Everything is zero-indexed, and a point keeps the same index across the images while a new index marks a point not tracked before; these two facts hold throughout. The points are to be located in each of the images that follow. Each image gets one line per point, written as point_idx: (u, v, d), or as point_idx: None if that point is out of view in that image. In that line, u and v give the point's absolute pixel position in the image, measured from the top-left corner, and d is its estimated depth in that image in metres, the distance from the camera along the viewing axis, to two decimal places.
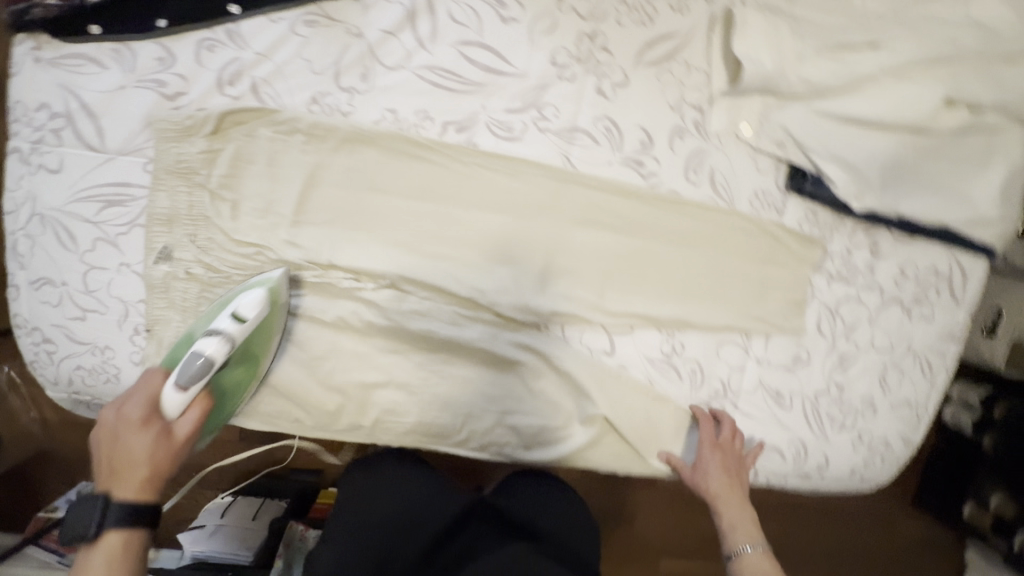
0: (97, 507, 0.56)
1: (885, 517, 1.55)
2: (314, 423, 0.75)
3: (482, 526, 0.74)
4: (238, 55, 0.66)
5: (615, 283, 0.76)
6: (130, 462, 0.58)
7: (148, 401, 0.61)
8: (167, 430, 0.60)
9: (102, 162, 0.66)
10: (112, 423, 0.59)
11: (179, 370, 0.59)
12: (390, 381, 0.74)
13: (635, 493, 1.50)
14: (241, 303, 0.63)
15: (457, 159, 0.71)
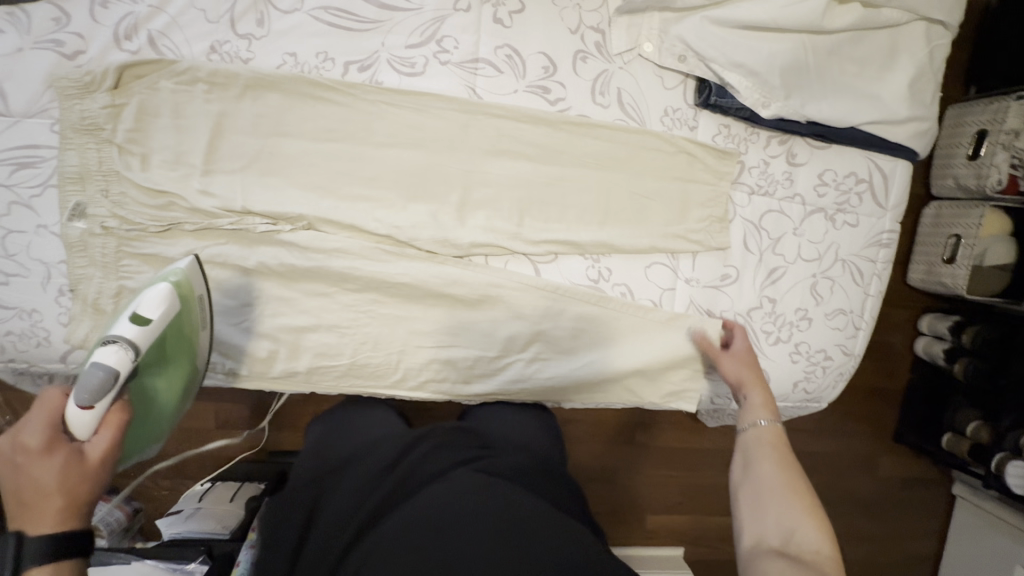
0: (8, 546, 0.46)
1: (882, 449, 1.50)
2: (250, 373, 0.75)
3: (435, 444, 0.68)
4: (133, 9, 0.67)
5: (535, 212, 0.77)
6: (35, 495, 0.49)
7: (48, 426, 0.53)
8: (80, 451, 0.53)
9: (9, 125, 0.67)
10: (5, 458, 0.51)
11: (79, 388, 0.54)
12: (319, 325, 0.74)
13: (615, 453, 1.50)
14: (144, 305, 0.61)
15: (363, 97, 0.72)
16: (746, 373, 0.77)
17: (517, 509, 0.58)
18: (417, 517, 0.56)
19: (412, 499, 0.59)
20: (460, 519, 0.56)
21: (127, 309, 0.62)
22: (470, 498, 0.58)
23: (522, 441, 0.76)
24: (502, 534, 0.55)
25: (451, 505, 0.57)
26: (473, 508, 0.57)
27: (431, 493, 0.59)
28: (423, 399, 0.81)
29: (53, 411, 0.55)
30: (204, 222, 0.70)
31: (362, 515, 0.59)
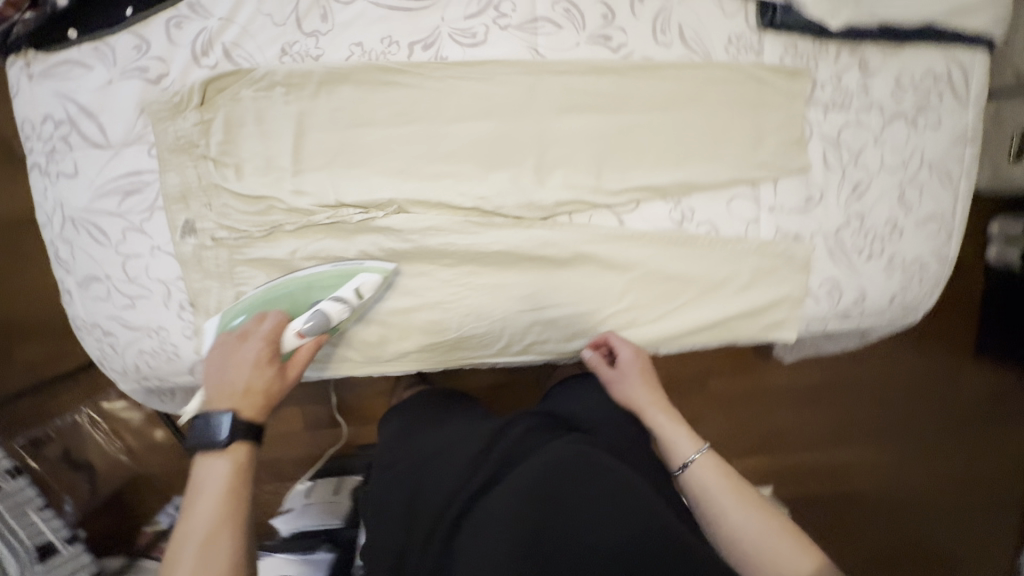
0: (222, 428, 0.61)
1: (959, 368, 1.54)
2: (364, 360, 0.79)
3: (526, 424, 0.71)
4: (205, 25, 0.70)
5: (613, 161, 0.77)
6: (249, 390, 0.64)
7: (269, 343, 0.66)
8: (284, 367, 0.68)
9: (112, 156, 0.71)
10: (241, 352, 0.66)
11: (306, 323, 0.68)
12: (424, 305, 0.77)
13: (693, 403, 1.50)
14: (366, 284, 0.71)
15: (431, 75, 0.73)
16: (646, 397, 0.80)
17: (611, 482, 0.60)
18: (519, 491, 0.59)
19: (511, 473, 0.62)
20: (558, 490, 0.60)
21: (347, 283, 0.71)
22: (566, 473, 0.61)
23: (600, 421, 0.77)
24: (601, 505, 0.59)
25: (551, 480, 0.60)
26: (571, 485, 0.61)
27: (530, 466, 0.61)
28: (525, 359, 0.85)
29: (269, 331, 0.67)
30: (303, 220, 0.73)
31: (468, 492, 0.63)
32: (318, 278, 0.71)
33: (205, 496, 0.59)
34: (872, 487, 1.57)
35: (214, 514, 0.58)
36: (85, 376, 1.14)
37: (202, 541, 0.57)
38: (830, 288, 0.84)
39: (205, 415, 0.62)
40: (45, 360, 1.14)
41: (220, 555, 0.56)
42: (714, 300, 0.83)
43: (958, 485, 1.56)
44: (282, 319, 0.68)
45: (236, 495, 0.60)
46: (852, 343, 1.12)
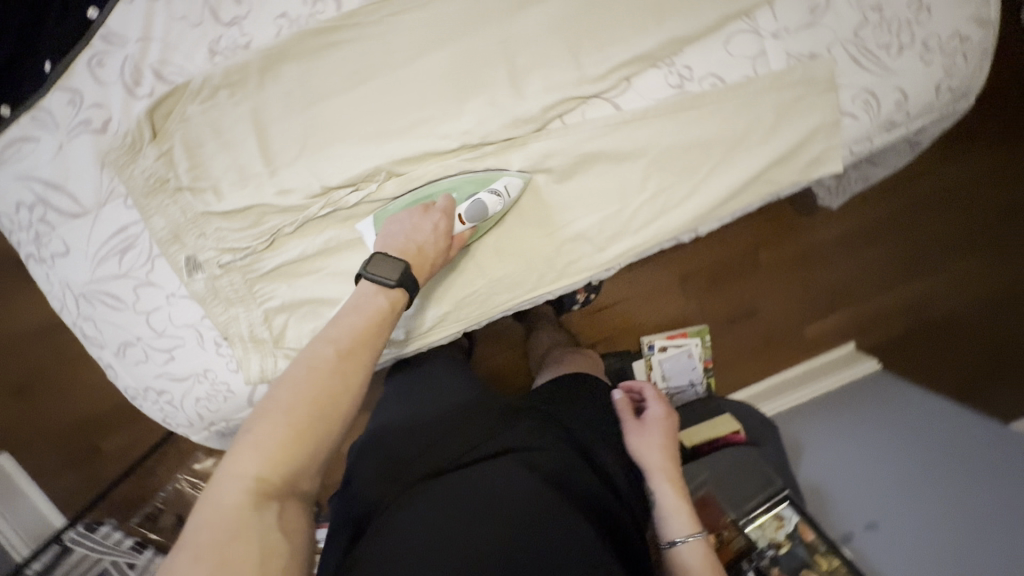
0: (399, 269, 0.58)
1: (989, 182, 1.48)
2: (410, 334, 0.76)
3: (529, 420, 0.74)
4: (125, 52, 0.66)
5: (587, 45, 0.70)
6: (424, 251, 0.62)
7: (445, 216, 0.65)
8: (451, 243, 0.66)
9: (94, 220, 0.69)
10: (425, 216, 0.65)
11: (467, 207, 0.67)
12: (540, 210, 0.73)
13: (748, 283, 1.44)
14: (513, 185, 0.69)
15: (369, 21, 0.68)
16: (655, 458, 0.80)
17: (570, 521, 0.60)
18: (481, 488, 0.62)
19: (485, 468, 0.65)
20: (516, 509, 0.60)
21: (495, 181, 0.69)
22: (530, 495, 0.61)
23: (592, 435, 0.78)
24: (548, 533, 0.58)
25: (515, 496, 0.61)
26: (535, 510, 0.60)
27: (501, 476, 0.63)
28: (568, 288, 0.80)
29: (447, 205, 0.66)
30: (300, 218, 0.70)
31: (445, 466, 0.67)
32: (461, 183, 0.69)
33: (353, 312, 0.55)
34: (905, 324, 1.53)
35: (358, 331, 0.54)
36: (168, 444, 1.18)
37: (343, 350, 0.52)
38: (865, 99, 0.75)
39: (384, 252, 0.60)
40: (129, 441, 1.18)
41: (354, 373, 0.52)
42: (743, 158, 0.75)
43: (995, 304, 1.52)
44: (447, 203, 0.66)
45: (374, 331, 0.55)
46: (902, 159, 1.02)
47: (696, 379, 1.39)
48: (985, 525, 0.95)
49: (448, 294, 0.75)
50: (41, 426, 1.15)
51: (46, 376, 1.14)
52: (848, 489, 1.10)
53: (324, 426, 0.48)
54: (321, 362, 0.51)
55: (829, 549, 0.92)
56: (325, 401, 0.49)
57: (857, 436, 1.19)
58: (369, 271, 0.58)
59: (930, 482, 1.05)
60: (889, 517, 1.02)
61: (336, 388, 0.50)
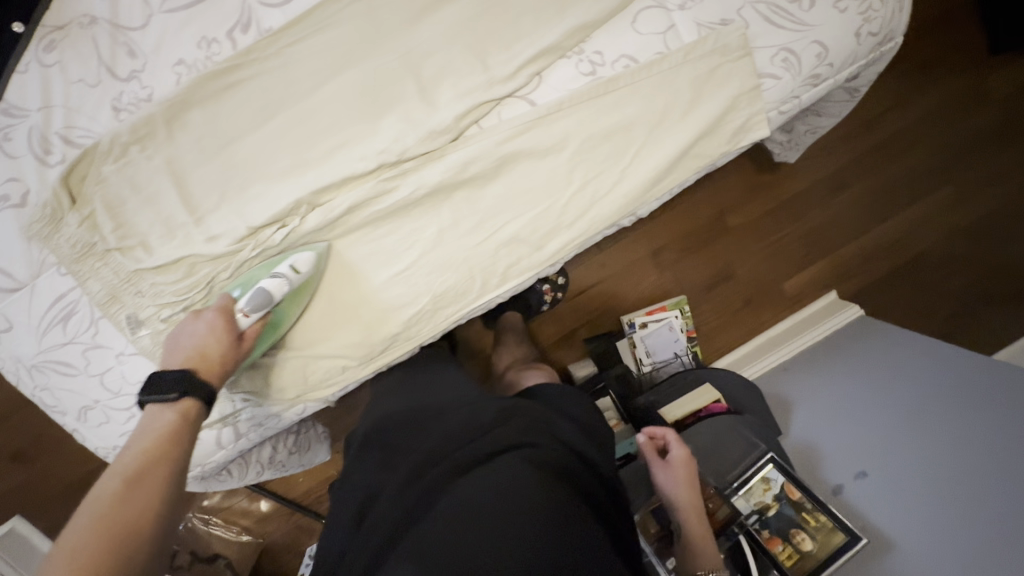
0: (176, 383, 0.58)
1: (951, 109, 1.45)
2: (355, 362, 0.76)
3: (523, 420, 0.65)
4: (30, 123, 0.67)
5: (491, 45, 0.69)
6: (203, 361, 0.61)
7: (221, 316, 0.63)
8: (240, 340, 0.64)
9: (31, 292, 0.70)
10: (200, 324, 0.63)
11: (248, 299, 0.63)
12: (352, 277, 0.73)
13: (723, 246, 1.41)
14: (301, 261, 0.67)
15: (268, 55, 0.68)
16: (686, 495, 0.88)
17: (583, 525, 0.54)
18: (493, 487, 0.55)
19: (485, 475, 0.57)
20: (536, 511, 0.53)
21: (281, 263, 0.67)
22: (538, 493, 0.55)
23: (574, 426, 0.71)
24: (565, 535, 0.52)
25: (529, 500, 0.54)
26: (548, 517, 0.53)
27: (510, 476, 0.56)
28: (514, 289, 0.79)
29: (224, 304, 0.64)
30: (232, 263, 0.69)
31: (448, 464, 0.60)
32: (253, 273, 0.68)
33: (144, 434, 0.56)
34: (896, 262, 1.48)
35: (151, 451, 0.54)
36: None
37: (130, 477, 0.52)
38: (785, 57, 0.74)
39: (161, 372, 0.59)
40: None
41: (145, 490, 0.51)
42: (668, 134, 0.74)
43: (979, 230, 1.49)
44: (228, 300, 0.65)
45: (164, 446, 0.55)
46: (845, 108, 1.00)
47: (680, 352, 1.32)
48: (979, 455, 0.88)
49: (273, 379, 0.75)
50: (42, 488, 1.17)
51: (40, 438, 1.16)
52: (846, 441, 1.04)
53: (112, 554, 0.46)
54: (106, 495, 0.50)
55: (814, 506, 0.93)
56: (111, 532, 0.48)
57: (872, 385, 1.11)
58: (147, 397, 0.57)
59: (919, 420, 0.99)
60: (880, 464, 0.97)
61: (122, 516, 0.49)
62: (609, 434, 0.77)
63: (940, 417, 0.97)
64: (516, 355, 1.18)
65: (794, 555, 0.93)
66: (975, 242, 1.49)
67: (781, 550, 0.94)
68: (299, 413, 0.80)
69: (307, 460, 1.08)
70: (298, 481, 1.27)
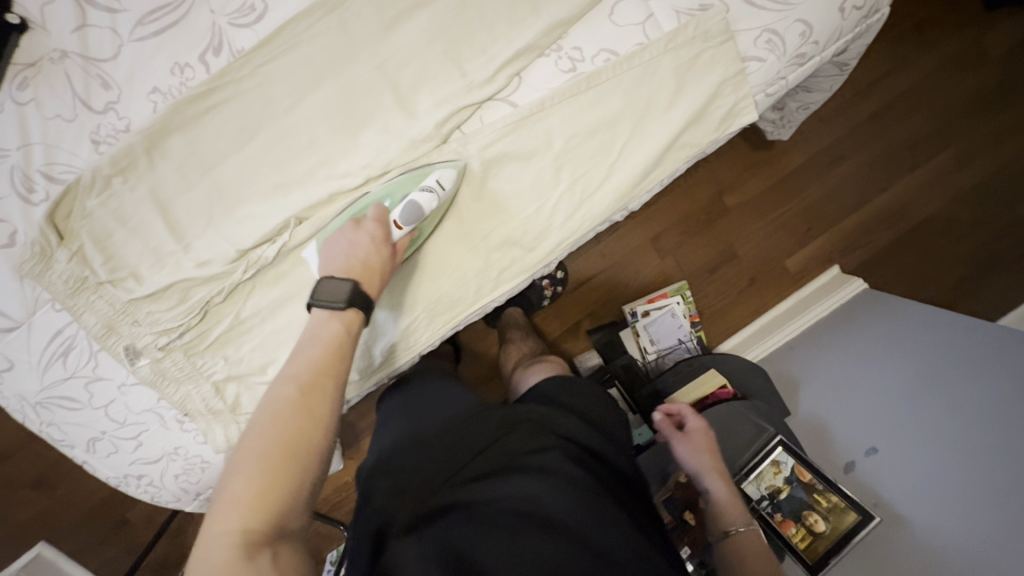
0: (347, 289, 0.57)
1: (947, 70, 1.42)
2: (462, 301, 0.76)
3: (531, 424, 0.65)
4: (11, 163, 0.67)
5: (466, 49, 0.68)
6: (367, 266, 0.60)
7: (379, 225, 0.63)
8: (393, 252, 0.65)
9: (28, 330, 0.70)
10: (358, 232, 0.63)
11: (402, 211, 0.64)
12: (482, 192, 0.72)
13: (723, 226, 1.39)
14: (446, 176, 0.67)
15: (242, 75, 0.67)
16: (706, 459, 0.85)
17: (597, 524, 0.55)
18: (516, 493, 0.56)
19: (500, 482, 0.57)
20: (554, 518, 0.54)
21: (428, 177, 0.67)
22: (554, 498, 0.56)
23: (578, 418, 0.70)
24: (596, 529, 0.54)
25: (550, 501, 0.56)
26: (565, 520, 0.54)
27: (528, 479, 0.57)
28: (510, 291, 0.79)
29: (380, 214, 0.64)
30: (225, 285, 0.69)
31: (464, 471, 0.60)
32: (396, 185, 0.67)
33: (311, 344, 0.54)
34: (903, 229, 1.45)
35: (318, 362, 0.53)
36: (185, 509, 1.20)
37: (303, 386, 0.51)
38: (769, 37, 0.72)
39: (328, 276, 0.59)
40: (152, 508, 1.20)
41: (319, 407, 0.50)
42: (655, 125, 0.73)
43: (985, 191, 1.46)
44: (382, 211, 0.65)
45: (331, 361, 0.53)
46: (836, 82, 0.97)
47: (685, 337, 1.30)
48: (986, 429, 0.86)
49: (414, 301, 0.74)
50: (65, 513, 1.18)
51: (56, 466, 1.17)
52: (857, 417, 1.02)
53: (301, 461, 0.47)
54: (286, 402, 0.49)
55: (825, 486, 0.94)
56: (296, 438, 0.47)
57: (879, 359, 1.09)
58: (317, 298, 0.57)
59: (928, 393, 0.97)
60: (890, 438, 0.95)
61: (303, 427, 0.48)
62: (619, 425, 0.77)
63: (953, 386, 0.94)
64: (523, 349, 1.13)
65: (807, 537, 0.94)
66: (982, 203, 1.46)
67: (794, 533, 0.95)
68: None
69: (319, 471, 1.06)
70: None
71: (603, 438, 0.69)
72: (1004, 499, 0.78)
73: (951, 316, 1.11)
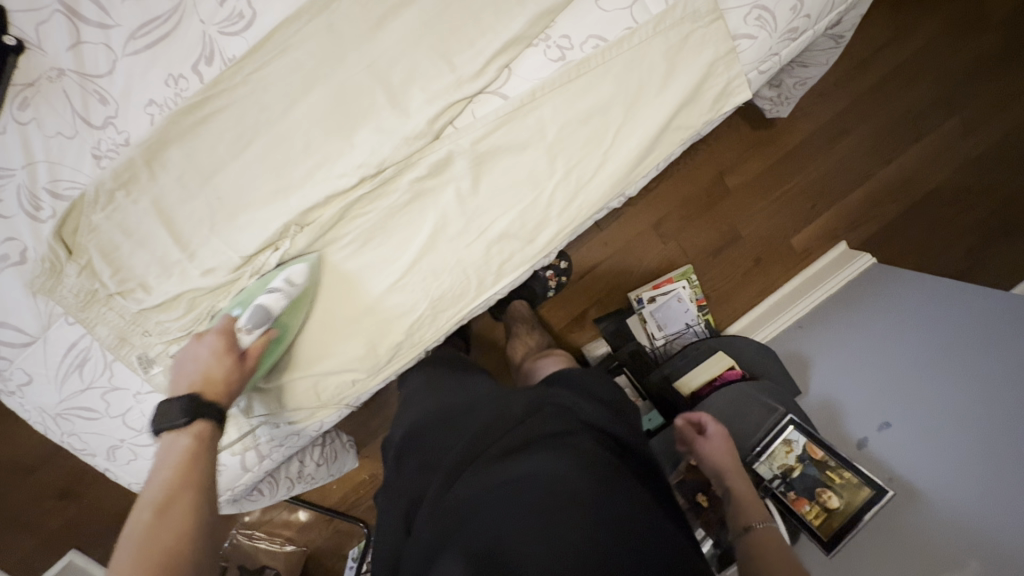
0: (181, 406, 0.57)
1: (947, 37, 1.40)
2: (341, 386, 0.77)
3: (544, 410, 0.65)
4: (17, 182, 0.69)
5: (455, 43, 0.69)
6: (207, 381, 0.61)
7: (224, 334, 0.63)
8: (244, 359, 0.64)
9: (44, 344, 0.72)
10: (198, 346, 0.63)
11: (250, 317, 0.65)
12: (347, 283, 0.73)
13: (725, 208, 1.38)
14: (296, 274, 0.68)
15: (234, 83, 0.67)
16: (725, 460, 0.84)
17: (608, 500, 0.54)
18: (534, 475, 0.56)
19: (514, 463, 0.58)
20: (566, 493, 0.54)
21: (277, 278, 0.68)
22: (567, 474, 0.55)
23: (594, 402, 0.69)
24: (609, 502, 0.54)
25: (564, 478, 0.55)
26: (578, 496, 0.53)
27: (542, 458, 0.57)
28: (511, 284, 0.79)
29: (225, 324, 0.64)
30: (232, 291, 0.71)
31: (481, 459, 0.60)
32: (250, 290, 0.69)
33: (162, 466, 0.56)
34: (909, 201, 1.43)
35: (173, 481, 0.54)
36: None
37: (159, 507, 0.52)
38: (760, 14, 0.72)
39: (167, 399, 0.59)
40: None
41: (176, 520, 0.51)
42: (648, 110, 0.73)
43: (992, 159, 1.43)
44: (229, 320, 0.65)
45: (188, 474, 0.55)
46: (832, 55, 0.96)
47: (692, 321, 1.30)
48: (1001, 393, 0.85)
49: (289, 394, 0.75)
50: (93, 521, 1.21)
51: (81, 476, 1.20)
52: (868, 395, 1.02)
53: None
54: (140, 531, 0.50)
55: (839, 463, 0.93)
56: (153, 562, 0.48)
57: (891, 335, 1.08)
58: (155, 424, 0.57)
59: (940, 365, 0.96)
60: (902, 412, 0.95)
61: (162, 550, 0.49)
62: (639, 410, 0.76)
63: (966, 356, 0.93)
64: (528, 342, 1.14)
65: (821, 514, 0.93)
66: (991, 171, 1.43)
67: (808, 510, 0.95)
68: (318, 428, 0.81)
69: (336, 470, 1.08)
70: (331, 489, 1.30)
71: (623, 421, 0.69)
72: (1014, 465, 0.77)
73: (958, 286, 1.09)
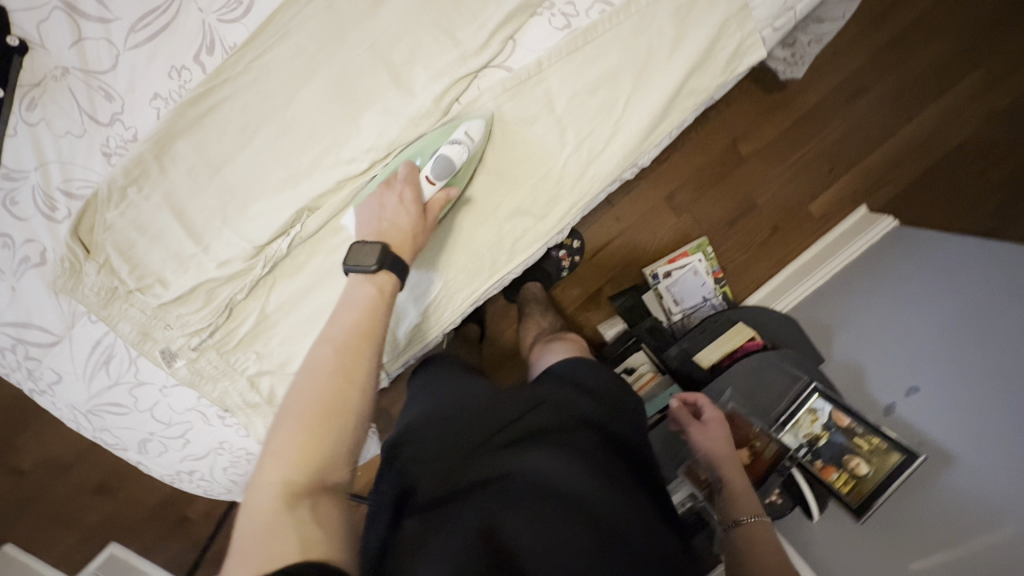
0: (376, 252, 0.57)
1: None
2: (501, 254, 0.75)
3: (545, 405, 0.64)
4: (32, 184, 0.69)
5: (456, 17, 0.67)
6: (399, 231, 0.61)
7: (411, 190, 0.64)
8: (427, 211, 0.65)
9: (70, 343, 0.73)
10: (385, 197, 0.64)
11: (433, 167, 0.65)
12: (513, 143, 0.71)
13: (740, 177, 1.35)
14: (474, 129, 0.67)
15: (236, 71, 0.67)
16: (721, 449, 0.84)
17: (606, 501, 0.55)
18: (533, 474, 0.56)
19: (516, 458, 0.57)
20: (566, 492, 0.55)
21: (456, 131, 0.67)
22: (568, 474, 0.56)
23: (591, 396, 0.68)
24: (609, 502, 0.55)
25: (563, 478, 0.55)
26: (580, 494, 0.54)
27: (543, 455, 0.57)
28: (523, 264, 0.78)
29: (408, 173, 0.65)
30: (248, 282, 0.71)
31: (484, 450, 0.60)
32: (424, 144, 0.68)
33: (349, 306, 0.55)
34: (933, 160, 1.38)
35: (359, 322, 0.53)
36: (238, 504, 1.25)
37: (341, 346, 0.51)
38: None
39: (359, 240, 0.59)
40: (210, 503, 1.26)
41: (359, 363, 0.51)
42: (658, 75, 0.70)
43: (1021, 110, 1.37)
44: (412, 169, 0.65)
45: (371, 320, 0.54)
46: (851, 6, 0.94)
47: (709, 294, 1.29)
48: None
49: (452, 259, 0.74)
50: (130, 513, 1.25)
51: (116, 472, 1.24)
52: (896, 360, 1.00)
53: (339, 420, 0.47)
54: (322, 364, 0.50)
55: (866, 429, 0.92)
56: (335, 398, 0.48)
57: (914, 301, 1.05)
58: (350, 262, 0.57)
59: (967, 327, 0.93)
60: (931, 377, 0.93)
61: (344, 387, 0.49)
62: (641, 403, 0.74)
63: (996, 314, 0.90)
64: (542, 323, 1.13)
65: (850, 480, 0.91)
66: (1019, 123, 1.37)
67: (836, 477, 0.93)
68: None
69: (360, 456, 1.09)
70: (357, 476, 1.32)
71: (622, 415, 0.68)
72: None
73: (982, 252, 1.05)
